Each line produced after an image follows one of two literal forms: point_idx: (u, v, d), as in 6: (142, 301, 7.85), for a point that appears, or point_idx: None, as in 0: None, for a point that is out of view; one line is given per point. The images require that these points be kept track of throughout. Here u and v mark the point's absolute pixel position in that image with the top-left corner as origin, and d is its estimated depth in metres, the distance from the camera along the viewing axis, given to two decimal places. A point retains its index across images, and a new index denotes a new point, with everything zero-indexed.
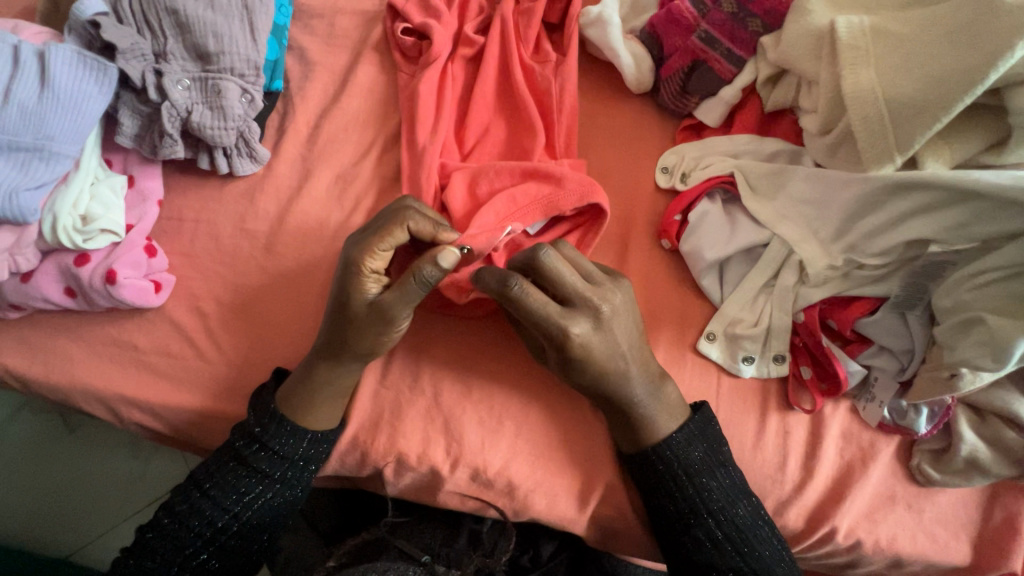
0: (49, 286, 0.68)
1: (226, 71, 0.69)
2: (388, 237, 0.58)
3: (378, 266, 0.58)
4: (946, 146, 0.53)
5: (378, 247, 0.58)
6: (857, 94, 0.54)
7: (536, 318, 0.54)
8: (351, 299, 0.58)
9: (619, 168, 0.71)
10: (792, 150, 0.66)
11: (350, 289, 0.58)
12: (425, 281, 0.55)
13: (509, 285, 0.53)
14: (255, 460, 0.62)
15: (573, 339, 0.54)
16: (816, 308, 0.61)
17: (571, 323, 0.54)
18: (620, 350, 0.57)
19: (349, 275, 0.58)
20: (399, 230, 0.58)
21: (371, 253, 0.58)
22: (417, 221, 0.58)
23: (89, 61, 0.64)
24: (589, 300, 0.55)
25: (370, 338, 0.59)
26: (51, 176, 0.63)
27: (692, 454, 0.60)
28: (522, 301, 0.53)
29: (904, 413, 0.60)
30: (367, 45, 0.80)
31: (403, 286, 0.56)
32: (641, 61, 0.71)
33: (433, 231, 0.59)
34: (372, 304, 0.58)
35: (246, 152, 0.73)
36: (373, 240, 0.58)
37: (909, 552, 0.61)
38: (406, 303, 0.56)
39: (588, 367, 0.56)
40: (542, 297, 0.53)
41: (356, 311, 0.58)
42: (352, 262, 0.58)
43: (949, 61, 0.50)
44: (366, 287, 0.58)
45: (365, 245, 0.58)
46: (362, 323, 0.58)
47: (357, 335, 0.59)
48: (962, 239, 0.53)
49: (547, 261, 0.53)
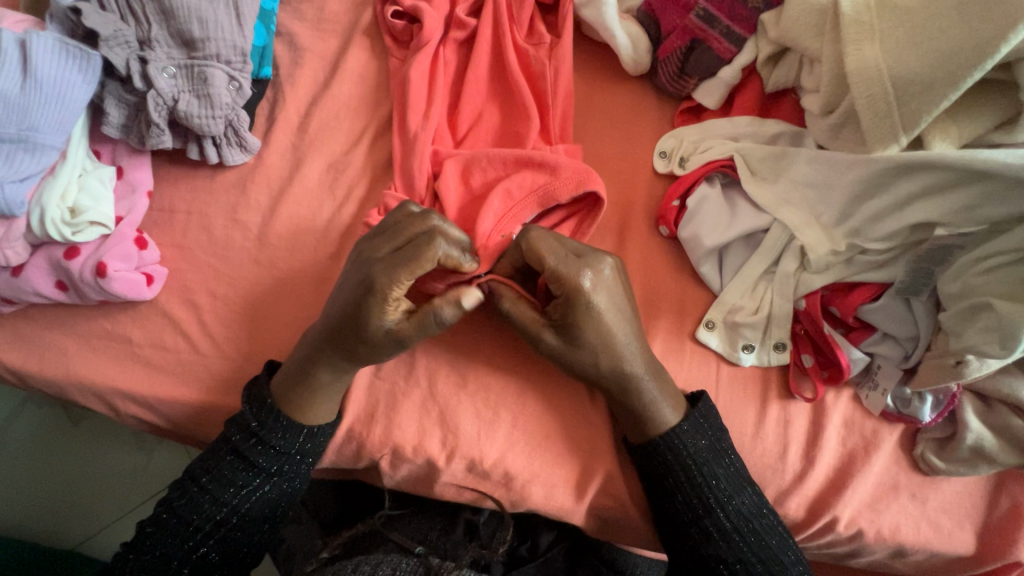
0: (40, 280, 0.67)
1: (213, 58, 0.68)
2: (418, 269, 0.55)
3: (400, 294, 0.56)
4: (955, 124, 0.51)
5: (406, 277, 0.55)
6: (862, 72, 0.52)
7: (554, 261, 0.55)
8: (368, 321, 0.56)
9: (616, 154, 0.69)
10: (793, 132, 0.64)
11: (369, 313, 0.56)
12: (442, 320, 0.56)
13: (529, 231, 0.56)
14: (253, 454, 0.61)
15: (587, 280, 0.55)
16: (818, 294, 0.59)
17: (585, 268, 0.55)
18: (624, 313, 0.57)
19: (372, 301, 0.56)
20: (428, 258, 0.55)
21: (398, 281, 0.55)
22: (446, 250, 0.56)
23: (72, 49, 0.63)
24: (593, 254, 0.57)
25: (383, 356, 0.59)
26: (37, 168, 0.62)
27: (700, 442, 0.59)
28: (540, 244, 0.55)
29: (909, 401, 0.58)
30: (357, 30, 0.78)
31: (423, 320, 0.56)
32: (637, 41, 0.69)
33: (459, 261, 0.57)
34: (390, 332, 0.56)
35: (236, 142, 0.72)
36: (403, 268, 0.55)
37: (912, 542, 0.60)
38: (423, 334, 0.57)
39: (600, 327, 0.55)
40: (557, 245, 0.56)
41: (372, 335, 0.56)
42: (377, 288, 0.55)
43: (959, 35, 0.47)
44: (386, 315, 0.56)
45: (393, 272, 0.55)
46: (377, 346, 0.57)
47: (369, 352, 0.58)
48: (970, 221, 0.51)
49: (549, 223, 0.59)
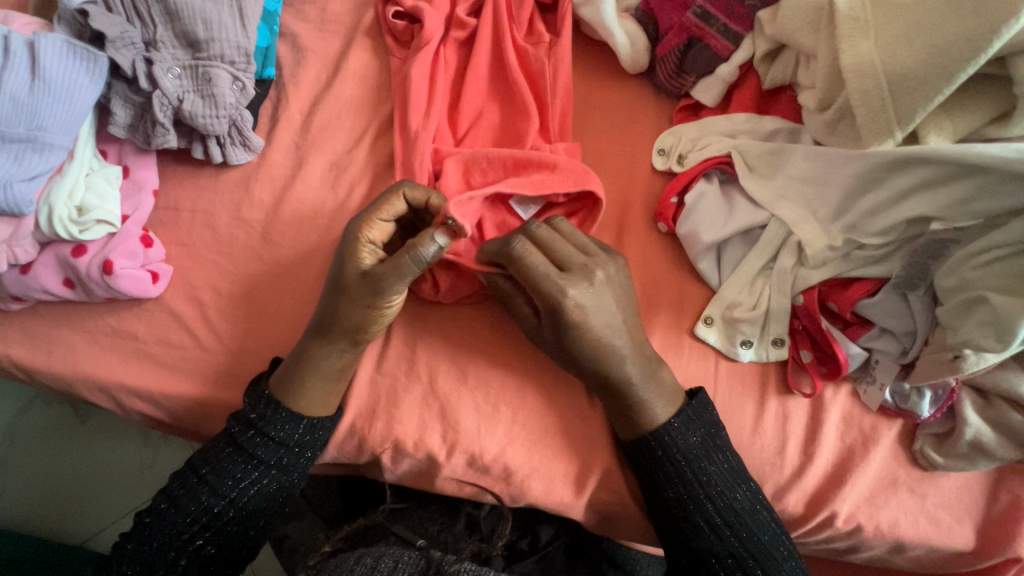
0: (48, 277, 0.68)
1: (217, 58, 0.69)
2: (384, 208, 0.60)
3: (373, 237, 0.60)
4: (950, 118, 0.51)
5: (374, 217, 0.60)
6: (857, 67, 0.52)
7: (537, 278, 0.55)
8: (344, 269, 0.60)
9: (615, 151, 0.70)
10: (791, 128, 0.64)
11: (344, 259, 0.60)
12: (421, 260, 0.57)
13: (512, 244, 0.55)
14: (252, 446, 0.62)
15: (569, 299, 0.55)
16: (815, 290, 0.59)
17: (568, 285, 0.55)
18: (613, 320, 0.57)
19: (346, 246, 0.60)
20: (394, 199, 0.61)
21: (368, 223, 0.60)
22: (410, 191, 0.61)
23: (79, 51, 0.64)
24: (583, 265, 0.57)
25: (361, 312, 0.59)
26: (44, 167, 0.63)
27: (691, 438, 0.59)
28: (523, 260, 0.55)
29: (907, 396, 0.59)
30: (359, 30, 0.79)
31: (397, 262, 0.57)
32: (636, 39, 0.69)
33: (426, 198, 0.61)
34: (364, 274, 0.59)
35: (239, 141, 0.73)
36: (370, 209, 0.60)
37: (911, 537, 0.60)
38: (399, 276, 0.57)
39: (586, 335, 0.56)
40: (540, 259, 0.56)
41: (349, 282, 0.59)
42: (350, 233, 0.60)
43: (953, 29, 0.47)
44: (360, 258, 0.60)
45: (362, 217, 0.60)
46: (354, 295, 0.59)
47: (347, 310, 0.59)
48: (965, 215, 0.52)
49: (539, 229, 0.57)
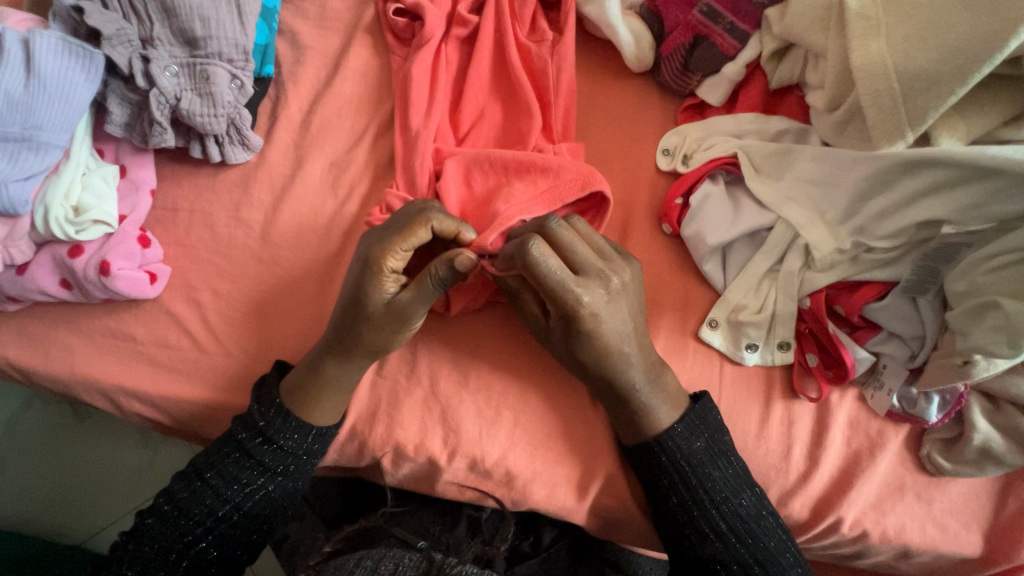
0: (44, 278, 0.68)
1: (215, 56, 0.68)
2: (410, 237, 0.57)
3: (397, 266, 0.58)
4: (963, 120, 0.50)
5: (398, 247, 0.57)
6: (866, 67, 0.51)
7: (554, 284, 0.53)
8: (367, 297, 0.58)
9: (618, 151, 0.69)
10: (798, 129, 0.63)
11: (367, 288, 0.58)
12: (441, 282, 0.56)
13: (528, 248, 0.51)
14: (259, 452, 0.61)
15: (584, 307, 0.54)
16: (822, 293, 0.58)
17: (583, 291, 0.54)
18: (626, 330, 0.56)
19: (368, 274, 0.57)
20: (421, 228, 0.57)
21: (393, 252, 0.57)
22: (439, 220, 0.58)
23: (75, 49, 0.63)
24: (600, 270, 0.56)
25: (385, 338, 0.59)
26: (40, 166, 0.63)
27: (695, 444, 0.59)
28: (539, 266, 0.52)
29: (915, 401, 0.58)
30: (359, 28, 0.77)
31: (422, 289, 0.57)
32: (641, 37, 0.68)
33: (456, 230, 0.59)
34: (389, 304, 0.58)
35: (238, 140, 0.72)
36: (395, 238, 0.57)
37: (918, 543, 0.59)
38: (422, 303, 0.57)
39: (595, 339, 0.55)
40: (558, 264, 0.53)
41: (372, 310, 0.58)
42: (371, 260, 0.57)
43: (967, 29, 0.46)
44: (384, 287, 0.58)
45: (386, 244, 0.57)
46: (378, 323, 0.58)
47: (372, 335, 0.59)
48: (977, 219, 0.51)
49: (561, 228, 0.54)
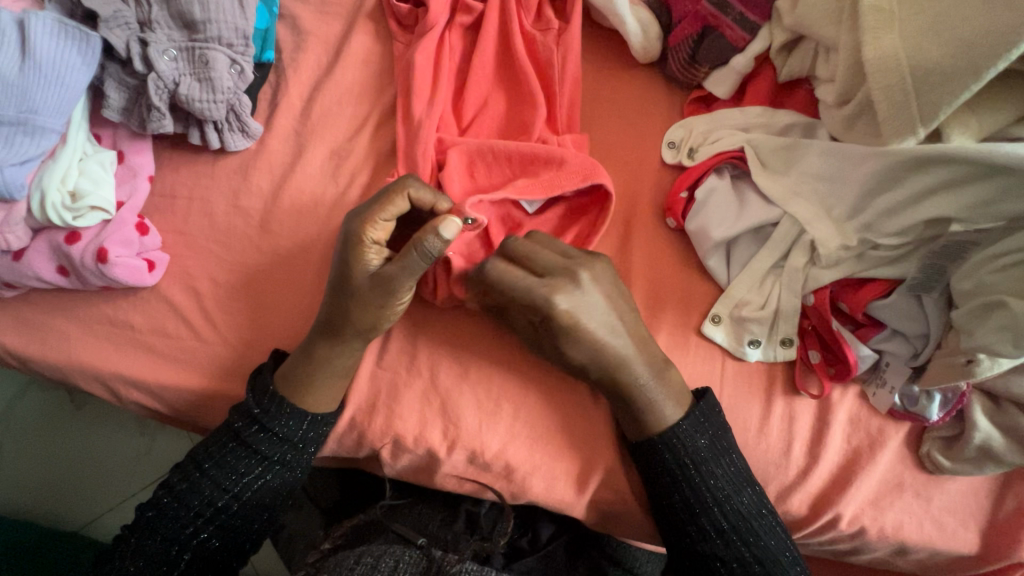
0: (41, 265, 0.67)
1: (214, 40, 0.67)
2: (387, 209, 0.58)
3: (377, 237, 0.58)
4: (975, 117, 0.50)
5: (377, 217, 0.57)
6: (879, 61, 0.50)
7: (516, 290, 0.54)
8: (351, 271, 0.58)
9: (623, 143, 0.68)
10: (806, 123, 0.62)
11: (351, 263, 0.58)
12: (428, 254, 0.54)
13: (483, 267, 0.55)
14: (256, 441, 0.61)
15: (556, 307, 0.54)
16: (827, 290, 0.58)
17: (552, 291, 0.54)
18: (610, 321, 0.56)
19: (350, 249, 0.58)
20: (398, 197, 0.58)
21: (371, 223, 0.57)
22: (415, 189, 0.58)
23: (71, 31, 0.62)
24: (565, 269, 0.55)
25: (374, 312, 0.58)
26: (36, 151, 0.61)
27: (698, 441, 0.58)
28: (495, 279, 0.55)
29: (916, 399, 0.58)
30: (361, 14, 0.76)
31: (405, 260, 0.55)
32: (648, 27, 0.67)
33: (432, 200, 0.58)
34: (374, 275, 0.57)
35: (237, 127, 0.71)
36: (374, 209, 0.57)
37: (915, 540, 0.60)
38: (408, 275, 0.56)
39: (575, 338, 0.55)
40: (518, 273, 0.55)
41: (358, 283, 0.58)
42: (352, 233, 0.58)
43: (983, 23, 0.45)
44: (368, 260, 0.58)
45: (365, 218, 0.58)
46: (366, 297, 0.58)
47: (360, 309, 0.58)
48: (986, 217, 0.50)
49: (512, 241, 0.56)
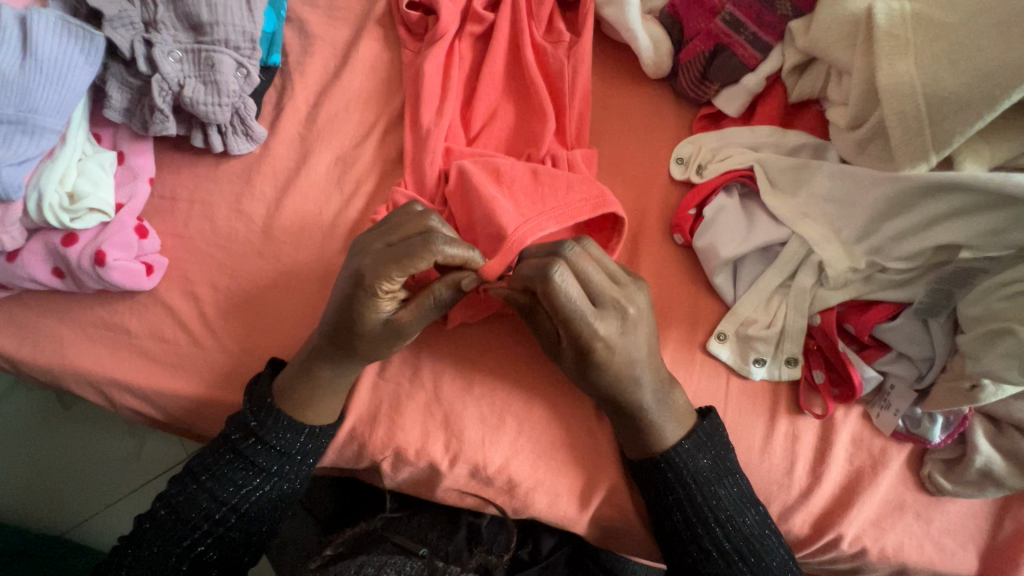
0: (36, 267, 0.65)
1: (221, 43, 0.66)
2: (410, 267, 0.53)
3: (393, 288, 0.55)
4: (988, 146, 0.50)
5: (396, 274, 0.54)
6: (893, 87, 0.51)
7: (568, 312, 0.51)
8: (362, 317, 0.56)
9: (631, 157, 0.68)
10: (816, 145, 0.62)
11: (362, 307, 0.55)
12: (441, 303, 0.55)
13: (551, 275, 0.50)
14: (252, 453, 0.60)
15: (598, 339, 0.53)
16: (834, 311, 0.58)
17: (599, 322, 0.53)
18: (640, 357, 0.56)
19: (363, 295, 0.55)
20: (423, 260, 0.53)
21: (388, 278, 0.54)
22: (446, 252, 0.53)
23: (74, 29, 0.61)
24: (615, 299, 0.54)
25: (380, 350, 0.58)
26: (35, 151, 0.60)
27: (701, 461, 0.58)
28: (561, 295, 0.50)
29: (919, 421, 0.58)
30: (370, 20, 0.75)
31: (421, 307, 0.55)
32: (660, 44, 0.67)
33: (463, 258, 0.55)
34: (386, 324, 0.56)
35: (241, 130, 0.70)
36: (394, 265, 0.53)
37: (915, 561, 0.60)
38: (421, 322, 0.56)
39: (606, 367, 0.54)
40: (577, 291, 0.51)
41: (367, 329, 0.56)
42: (367, 282, 0.55)
43: (999, 54, 0.46)
44: (381, 306, 0.56)
45: (384, 269, 0.54)
46: (375, 340, 0.57)
47: (366, 347, 0.58)
48: (997, 245, 0.50)
49: (576, 256, 0.52)
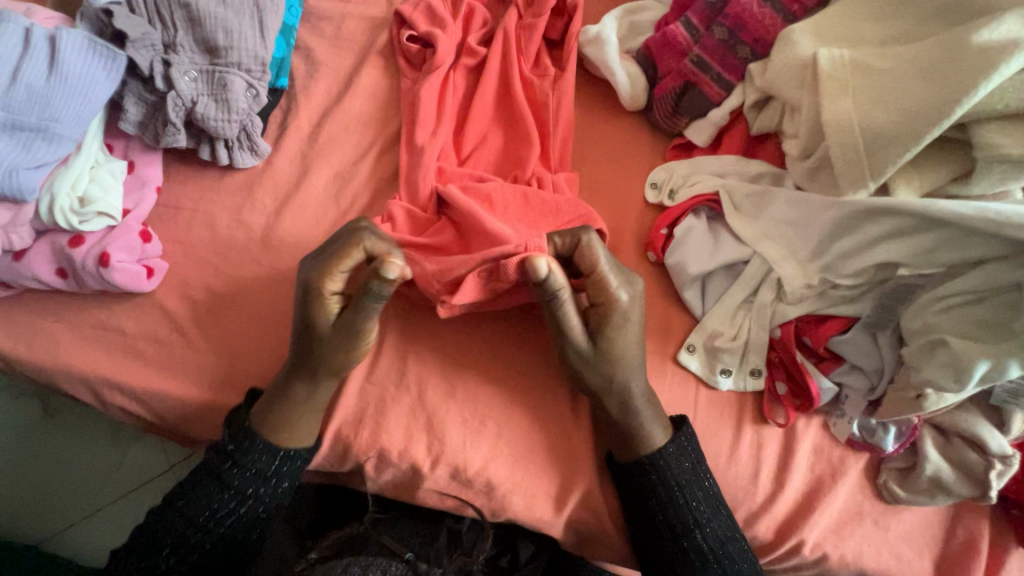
0: (40, 266, 0.69)
1: (234, 65, 0.72)
2: (342, 262, 0.60)
3: (336, 288, 0.61)
4: (917, 176, 0.56)
5: (335, 270, 0.60)
6: (836, 124, 0.57)
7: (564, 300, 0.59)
8: (315, 320, 0.61)
9: (609, 181, 0.74)
10: (775, 173, 0.68)
11: (313, 311, 0.61)
12: (375, 295, 0.58)
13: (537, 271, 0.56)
14: (229, 476, 0.63)
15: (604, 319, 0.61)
16: (792, 324, 0.63)
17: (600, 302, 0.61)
18: (636, 341, 0.63)
19: (311, 299, 0.61)
20: (354, 251, 0.60)
21: (328, 276, 0.60)
22: (372, 242, 0.61)
23: (99, 49, 0.66)
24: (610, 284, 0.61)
25: (340, 354, 0.62)
26: (52, 157, 0.64)
27: (683, 464, 0.62)
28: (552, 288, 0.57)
29: (873, 431, 0.62)
30: (372, 50, 0.82)
31: (359, 304, 0.59)
32: (636, 81, 0.74)
33: (387, 252, 0.61)
34: (336, 323, 0.61)
35: (247, 146, 0.75)
36: (332, 262, 0.60)
37: (874, 568, 0.62)
38: (365, 317, 0.60)
39: (609, 353, 0.62)
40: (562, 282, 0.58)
41: (320, 330, 0.61)
42: (311, 287, 0.61)
43: (921, 96, 0.53)
44: (327, 307, 0.61)
45: (319, 271, 0.60)
46: (330, 342, 0.61)
47: (329, 354, 0.62)
48: (928, 264, 0.56)
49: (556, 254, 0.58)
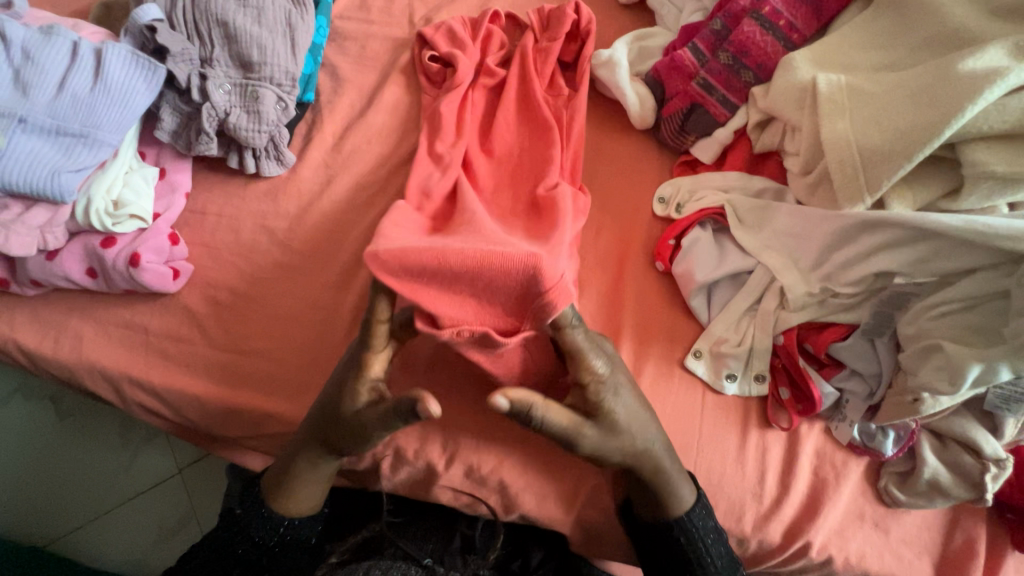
0: (71, 265, 0.71)
1: (266, 79, 0.76)
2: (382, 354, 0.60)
3: (371, 380, 0.60)
4: (910, 192, 0.60)
5: (375, 361, 0.60)
6: (835, 142, 0.61)
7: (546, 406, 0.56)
8: (342, 404, 0.60)
9: (619, 195, 0.78)
10: (776, 188, 0.72)
11: (345, 394, 0.60)
12: (401, 414, 0.55)
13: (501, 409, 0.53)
14: (233, 545, 0.67)
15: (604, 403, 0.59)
16: (795, 332, 0.66)
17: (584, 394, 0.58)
18: (641, 425, 0.61)
19: (349, 381, 0.60)
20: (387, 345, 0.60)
21: (370, 364, 0.60)
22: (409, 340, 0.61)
23: (141, 61, 0.70)
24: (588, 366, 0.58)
25: (353, 443, 0.61)
26: (92, 161, 0.68)
27: (711, 523, 0.64)
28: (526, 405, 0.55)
29: (873, 435, 0.65)
30: (395, 68, 0.86)
31: (385, 413, 0.57)
32: (645, 100, 0.79)
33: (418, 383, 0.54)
34: (359, 414, 0.59)
35: (274, 155, 0.78)
36: (369, 355, 0.60)
37: (876, 570, 0.64)
38: (385, 428, 0.57)
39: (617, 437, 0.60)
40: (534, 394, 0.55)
41: (344, 416, 0.60)
42: (351, 372, 0.60)
43: (913, 118, 0.57)
44: (358, 396, 0.60)
45: (364, 356, 0.60)
46: (349, 430, 0.60)
47: (343, 438, 0.61)
48: (922, 272, 0.60)
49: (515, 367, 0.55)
